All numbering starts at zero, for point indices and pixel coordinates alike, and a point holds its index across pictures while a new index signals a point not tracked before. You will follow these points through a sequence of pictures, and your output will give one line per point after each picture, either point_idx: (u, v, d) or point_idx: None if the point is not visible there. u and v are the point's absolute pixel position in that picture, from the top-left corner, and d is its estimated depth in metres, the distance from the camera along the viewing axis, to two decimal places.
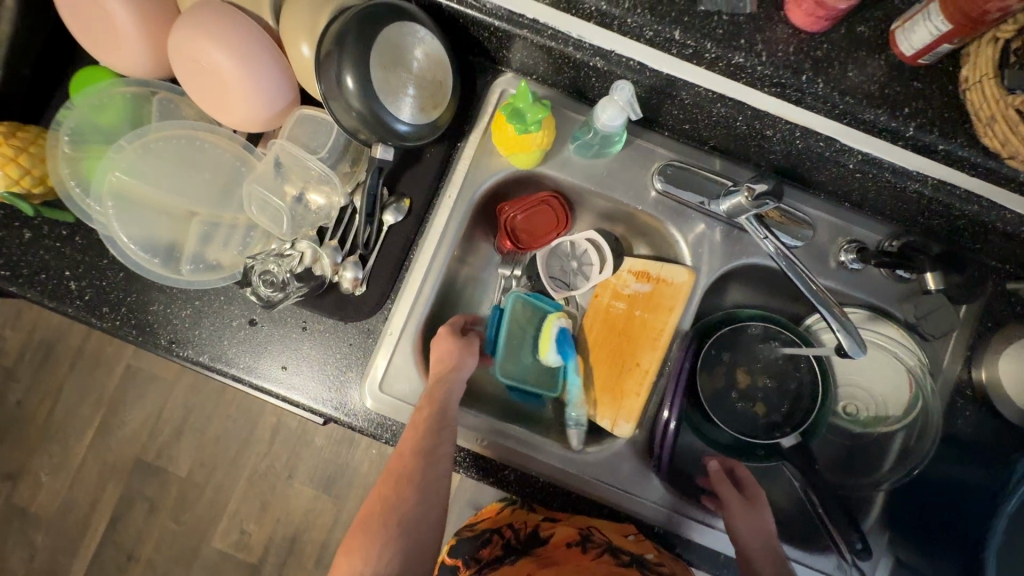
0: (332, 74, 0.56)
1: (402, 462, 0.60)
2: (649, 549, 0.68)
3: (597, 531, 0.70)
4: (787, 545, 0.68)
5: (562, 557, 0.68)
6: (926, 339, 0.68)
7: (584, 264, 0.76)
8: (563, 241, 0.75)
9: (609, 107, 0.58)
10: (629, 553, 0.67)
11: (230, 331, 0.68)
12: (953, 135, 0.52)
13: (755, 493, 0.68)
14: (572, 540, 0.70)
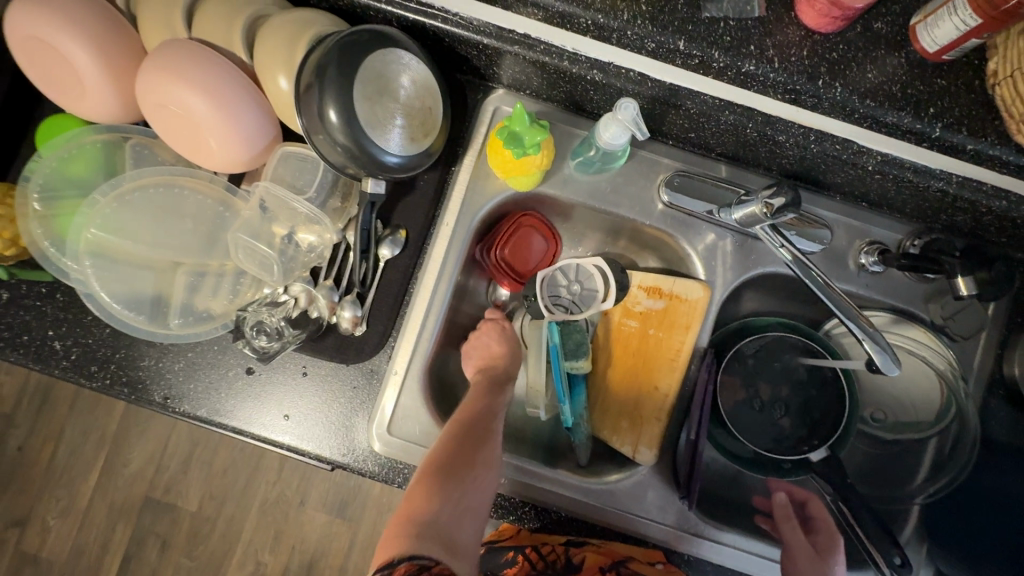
0: (314, 109, 0.52)
1: (462, 430, 0.59)
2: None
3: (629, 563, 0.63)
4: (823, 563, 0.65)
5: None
6: (954, 341, 0.66)
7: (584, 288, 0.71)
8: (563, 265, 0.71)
9: (612, 125, 0.54)
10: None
11: (226, 382, 0.65)
12: (982, 133, 0.49)
13: (830, 538, 0.66)
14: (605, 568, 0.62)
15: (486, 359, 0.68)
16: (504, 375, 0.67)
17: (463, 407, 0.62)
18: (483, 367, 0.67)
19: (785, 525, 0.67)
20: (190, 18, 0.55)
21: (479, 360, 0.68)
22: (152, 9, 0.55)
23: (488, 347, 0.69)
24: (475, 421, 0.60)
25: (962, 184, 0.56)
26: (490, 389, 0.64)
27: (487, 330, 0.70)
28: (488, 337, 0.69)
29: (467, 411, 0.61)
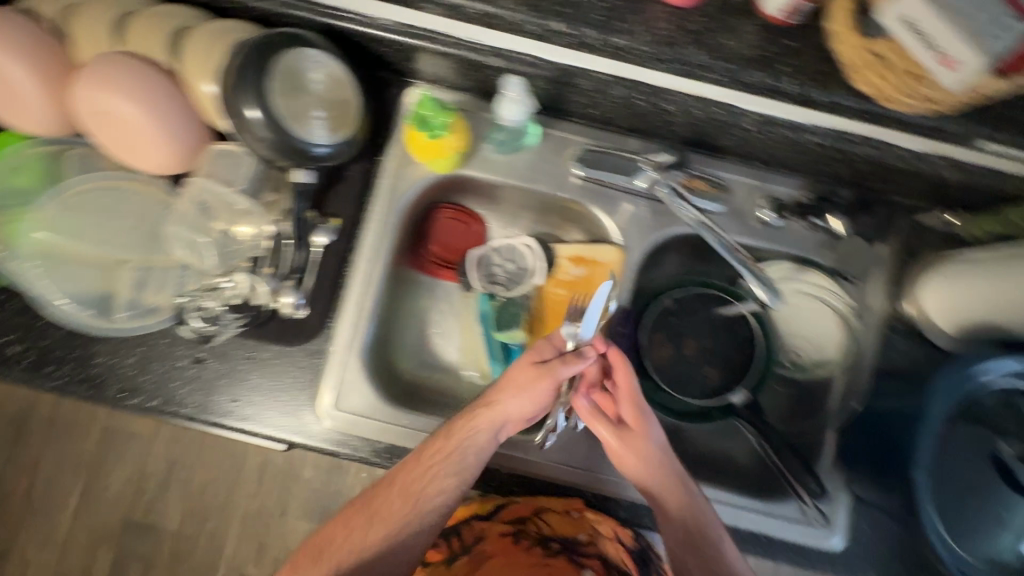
0: (236, 108, 0.57)
1: (381, 507, 0.61)
2: (582, 529, 0.68)
3: (535, 523, 0.68)
4: (751, 500, 0.69)
5: (496, 550, 0.65)
6: (852, 282, 0.72)
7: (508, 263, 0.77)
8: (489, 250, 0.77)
9: (507, 104, 0.61)
10: (561, 541, 0.66)
11: (177, 372, 0.68)
12: (831, 85, 0.54)
13: (637, 410, 0.65)
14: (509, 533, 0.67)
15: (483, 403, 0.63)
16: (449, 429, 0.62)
17: (392, 477, 0.62)
18: (474, 417, 0.63)
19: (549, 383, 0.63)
20: (118, 33, 0.60)
21: (512, 408, 0.63)
22: (86, 27, 0.60)
23: (518, 380, 0.64)
24: (399, 500, 0.60)
25: (835, 137, 0.62)
26: (445, 462, 0.61)
27: (524, 372, 0.64)
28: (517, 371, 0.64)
29: (399, 487, 0.61)
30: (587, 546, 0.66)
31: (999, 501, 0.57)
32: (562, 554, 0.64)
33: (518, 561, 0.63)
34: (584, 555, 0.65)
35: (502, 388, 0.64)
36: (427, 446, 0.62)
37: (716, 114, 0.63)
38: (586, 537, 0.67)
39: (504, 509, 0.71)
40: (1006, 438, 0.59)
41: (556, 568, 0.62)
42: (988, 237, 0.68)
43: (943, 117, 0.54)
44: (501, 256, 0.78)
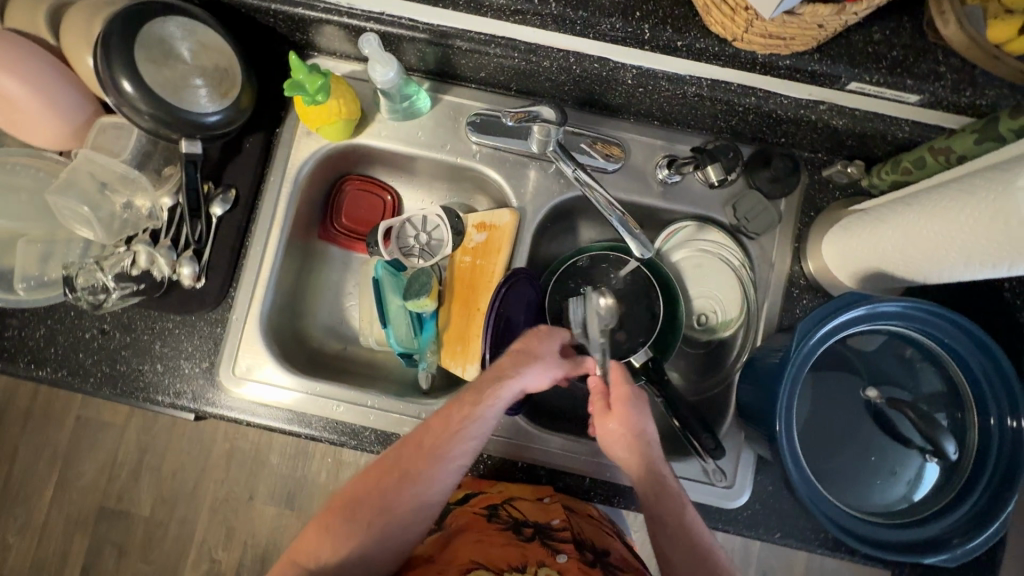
0: (106, 78, 0.58)
1: (404, 469, 0.61)
2: (556, 515, 0.66)
3: (507, 508, 0.67)
4: None
5: (469, 524, 0.67)
6: (753, 239, 0.71)
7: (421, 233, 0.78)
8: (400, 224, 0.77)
9: (375, 64, 0.61)
10: (535, 524, 0.65)
11: (84, 343, 0.70)
12: (684, 29, 0.54)
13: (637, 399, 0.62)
14: (481, 510, 0.68)
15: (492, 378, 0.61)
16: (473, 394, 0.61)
17: (407, 444, 0.62)
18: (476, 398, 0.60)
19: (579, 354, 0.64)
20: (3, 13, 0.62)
21: (530, 380, 0.62)
22: None
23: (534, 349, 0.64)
24: (423, 461, 0.61)
25: (711, 86, 0.61)
26: (460, 430, 0.60)
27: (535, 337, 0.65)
28: (536, 338, 0.64)
29: (415, 449, 0.61)
30: (560, 529, 0.64)
31: (872, 447, 0.57)
32: (535, 536, 0.63)
33: (489, 537, 0.64)
34: (557, 538, 0.63)
35: (515, 361, 0.63)
36: (439, 418, 0.61)
37: (593, 69, 0.62)
38: (560, 522, 0.65)
39: (476, 494, 0.71)
40: (884, 386, 0.58)
41: (528, 550, 0.62)
42: (887, 187, 0.66)
43: (803, 57, 0.53)
44: (415, 226, 0.78)
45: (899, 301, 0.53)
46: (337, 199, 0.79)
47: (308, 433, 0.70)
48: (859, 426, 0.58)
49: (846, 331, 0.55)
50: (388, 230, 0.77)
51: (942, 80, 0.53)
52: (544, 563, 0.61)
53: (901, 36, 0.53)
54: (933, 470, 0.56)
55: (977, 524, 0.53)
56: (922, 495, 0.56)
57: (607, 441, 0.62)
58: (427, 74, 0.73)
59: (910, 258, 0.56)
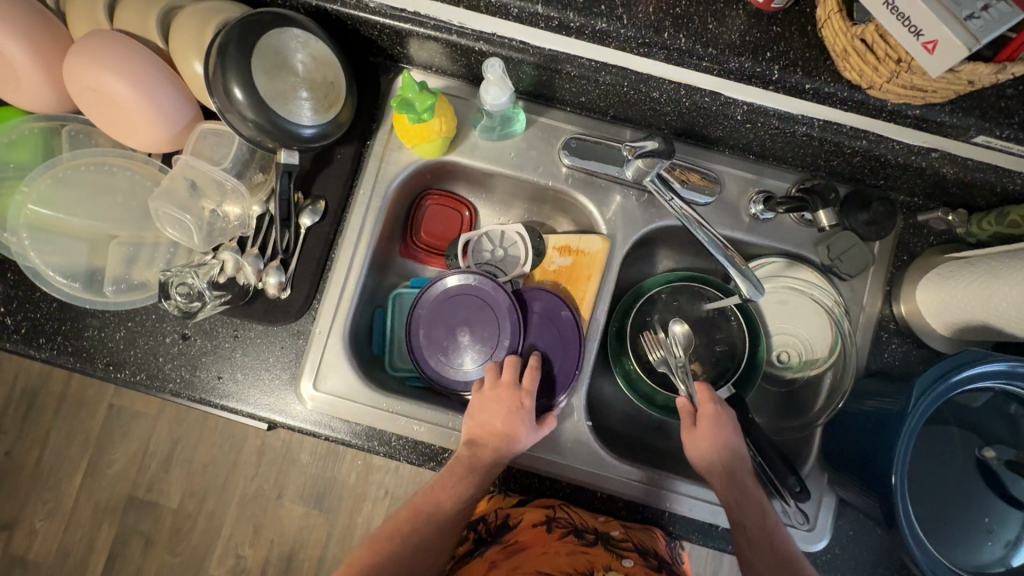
0: (220, 88, 0.58)
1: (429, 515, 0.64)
2: (615, 527, 0.71)
3: (564, 512, 0.71)
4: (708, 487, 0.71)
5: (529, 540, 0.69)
6: (845, 279, 0.71)
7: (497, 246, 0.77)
8: (481, 236, 0.76)
9: (491, 87, 0.60)
10: (595, 532, 0.71)
11: (164, 347, 0.69)
12: (815, 73, 0.53)
13: (724, 415, 0.65)
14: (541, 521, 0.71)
15: (497, 440, 0.64)
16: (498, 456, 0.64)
17: (436, 489, 0.64)
18: (492, 445, 0.64)
19: (514, 421, 0.65)
20: (112, 14, 0.62)
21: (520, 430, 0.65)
22: (79, 7, 0.62)
23: (496, 425, 0.64)
24: (450, 507, 0.64)
25: (823, 127, 0.60)
26: (482, 472, 0.64)
27: (503, 404, 0.65)
28: (492, 413, 0.65)
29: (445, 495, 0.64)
30: (621, 539, 0.70)
31: (983, 507, 0.56)
32: (597, 542, 0.69)
33: (554, 548, 0.67)
34: (619, 546, 0.69)
35: (495, 432, 0.64)
36: (470, 457, 0.64)
37: (703, 103, 0.62)
38: (620, 534, 0.71)
39: (529, 501, 0.73)
40: (999, 446, 0.57)
41: (593, 556, 0.67)
42: (988, 237, 0.65)
43: (934, 108, 0.53)
44: (492, 241, 0.77)
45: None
46: (417, 214, 0.79)
47: (386, 450, 0.70)
48: (969, 482, 0.57)
49: (980, 383, 0.55)
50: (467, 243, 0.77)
51: None
52: (610, 567, 0.66)
53: None
54: None
55: None
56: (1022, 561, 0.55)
57: (690, 444, 0.64)
58: (521, 94, 0.72)
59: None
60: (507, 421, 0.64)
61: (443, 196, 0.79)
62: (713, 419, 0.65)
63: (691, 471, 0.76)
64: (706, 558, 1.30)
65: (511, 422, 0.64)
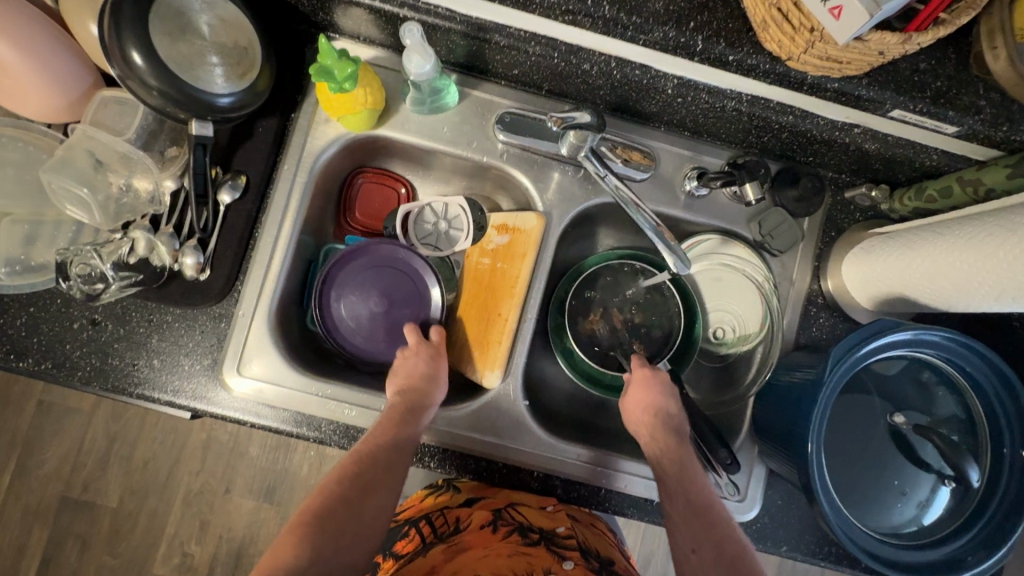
0: (116, 50, 0.53)
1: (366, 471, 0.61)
2: (561, 523, 0.70)
3: (511, 513, 0.71)
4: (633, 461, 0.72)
5: (473, 542, 0.68)
6: (775, 255, 0.71)
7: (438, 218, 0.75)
8: (422, 208, 0.75)
9: (413, 55, 0.58)
10: (540, 531, 0.69)
11: (71, 333, 0.65)
12: (737, 44, 0.52)
13: (665, 378, 0.67)
14: (486, 522, 0.70)
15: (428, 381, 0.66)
16: (426, 398, 0.65)
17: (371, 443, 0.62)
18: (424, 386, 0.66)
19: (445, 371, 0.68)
20: None
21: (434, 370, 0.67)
22: None
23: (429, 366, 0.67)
24: (391, 452, 0.62)
25: (751, 102, 0.61)
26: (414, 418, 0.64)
27: (421, 352, 0.68)
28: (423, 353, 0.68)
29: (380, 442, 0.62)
30: (565, 536, 0.69)
31: (896, 471, 0.58)
32: (540, 541, 0.67)
33: (496, 550, 0.67)
34: (562, 545, 0.68)
35: (430, 373, 0.66)
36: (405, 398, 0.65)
37: (634, 76, 0.61)
38: (565, 530, 0.70)
39: (477, 502, 0.73)
40: (908, 411, 0.59)
41: (535, 557, 0.66)
42: (908, 213, 0.67)
43: (851, 81, 0.53)
44: (435, 212, 0.76)
45: (942, 331, 0.54)
46: (347, 192, 0.76)
47: (316, 436, 0.68)
48: (881, 449, 0.59)
49: (888, 352, 0.56)
50: (407, 215, 0.76)
51: (982, 113, 0.54)
52: (550, 569, 0.65)
53: (945, 66, 0.53)
54: (944, 494, 0.57)
55: (983, 549, 0.54)
56: (933, 519, 0.57)
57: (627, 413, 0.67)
58: (454, 66, 0.70)
59: (940, 288, 0.56)
60: (426, 366, 0.67)
61: (375, 172, 0.77)
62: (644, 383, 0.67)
63: (630, 448, 0.76)
64: (657, 534, 1.32)
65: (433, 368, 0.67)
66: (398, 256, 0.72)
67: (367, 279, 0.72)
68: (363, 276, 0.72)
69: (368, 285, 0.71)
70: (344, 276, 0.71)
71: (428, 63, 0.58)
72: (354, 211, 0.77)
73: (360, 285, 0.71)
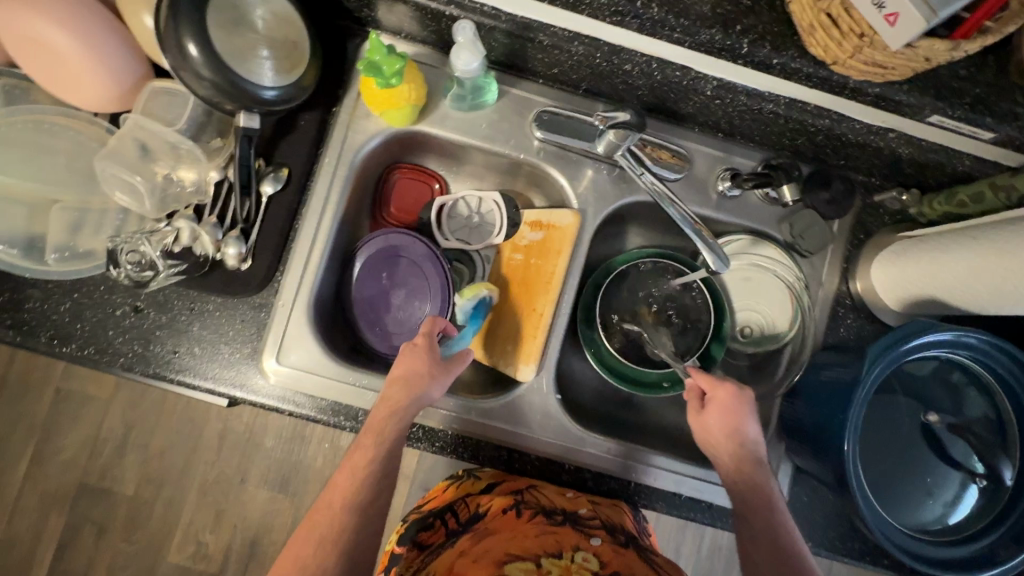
0: (172, 43, 0.54)
1: (338, 489, 0.60)
2: (582, 504, 0.69)
3: (532, 495, 0.69)
4: (662, 455, 0.73)
5: (499, 526, 0.65)
6: (804, 256, 0.73)
7: (473, 212, 0.77)
8: (455, 202, 0.77)
9: (462, 52, 0.59)
10: (563, 512, 0.67)
11: (114, 319, 0.66)
12: (782, 48, 0.54)
13: (745, 397, 0.65)
14: (508, 507, 0.67)
15: (398, 387, 0.63)
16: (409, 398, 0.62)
17: (348, 459, 0.61)
18: (395, 392, 0.62)
19: (430, 372, 0.63)
20: None
21: (412, 372, 0.63)
22: None
23: (407, 369, 0.63)
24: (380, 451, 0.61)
25: (789, 105, 0.62)
26: (386, 426, 0.62)
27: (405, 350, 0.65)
28: (407, 356, 0.64)
29: (354, 457, 0.61)
30: (588, 517, 0.67)
31: (926, 469, 0.60)
32: (565, 522, 0.66)
33: (523, 532, 0.64)
34: (587, 525, 0.66)
35: (406, 376, 0.63)
36: (380, 408, 0.63)
37: (675, 77, 0.62)
38: (587, 511, 0.68)
39: (497, 488, 0.70)
40: (940, 411, 0.60)
41: (562, 535, 0.64)
42: (938, 217, 0.68)
43: (893, 86, 0.54)
44: (468, 207, 0.77)
45: (981, 335, 0.56)
46: (381, 186, 0.77)
47: (353, 425, 0.69)
48: (913, 447, 0.60)
49: (927, 350, 0.57)
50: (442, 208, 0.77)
51: (1019, 120, 0.55)
52: (579, 546, 0.63)
53: (985, 73, 0.55)
54: (974, 492, 0.59)
55: (1013, 544, 0.56)
56: (963, 517, 0.59)
57: (703, 430, 0.66)
58: (493, 64, 0.71)
59: (973, 293, 0.58)
60: (409, 366, 0.63)
61: (407, 167, 0.78)
62: (725, 402, 0.65)
63: (656, 444, 0.78)
64: (669, 530, 1.34)
65: (415, 367, 0.63)
66: (401, 244, 0.72)
67: (377, 273, 0.72)
68: (372, 272, 0.72)
69: (379, 281, 0.72)
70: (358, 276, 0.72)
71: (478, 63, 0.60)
72: (387, 204, 0.78)
73: (374, 278, 0.72)
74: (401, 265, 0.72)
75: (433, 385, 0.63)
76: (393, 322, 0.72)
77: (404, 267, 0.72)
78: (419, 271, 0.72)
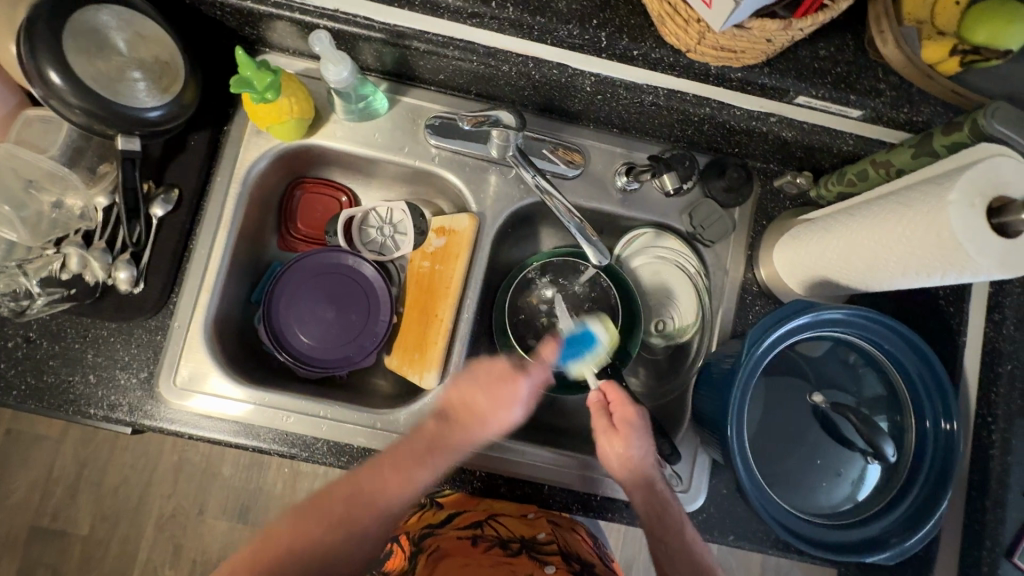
0: (31, 70, 0.54)
1: (379, 498, 0.61)
2: (542, 528, 0.72)
3: (491, 525, 0.71)
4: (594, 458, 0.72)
5: (456, 554, 0.68)
6: (708, 246, 0.72)
7: (382, 223, 0.78)
8: (365, 212, 0.77)
9: (327, 64, 0.59)
10: (521, 540, 0.69)
11: (6, 351, 0.65)
12: (639, 39, 0.55)
13: (629, 416, 0.62)
14: (466, 535, 0.70)
15: (475, 419, 0.64)
16: (473, 424, 0.63)
17: (388, 470, 0.61)
18: (465, 423, 0.64)
19: (507, 404, 0.64)
20: None
21: (499, 413, 0.64)
22: None
23: (479, 406, 0.64)
24: (337, 534, 0.60)
25: (668, 96, 0.62)
26: (452, 452, 0.63)
27: (494, 383, 0.64)
28: (480, 393, 0.64)
29: (399, 474, 0.61)
30: (545, 543, 0.69)
31: (818, 450, 0.59)
32: (521, 551, 0.68)
33: (476, 561, 0.66)
34: (542, 552, 0.68)
35: (472, 408, 0.64)
36: (438, 432, 0.63)
37: (553, 76, 0.62)
38: (546, 537, 0.71)
39: (457, 517, 0.73)
40: (832, 391, 0.60)
41: (517, 566, 0.66)
42: (833, 198, 0.68)
43: (754, 70, 0.55)
44: (379, 218, 0.78)
45: (843, 309, 0.55)
46: (285, 202, 0.77)
47: (255, 445, 0.67)
48: (806, 428, 0.59)
49: (797, 336, 0.57)
50: (351, 220, 0.77)
51: (882, 96, 0.55)
52: None
53: (845, 53, 0.55)
54: (873, 472, 0.58)
55: (907, 529, 0.55)
56: (862, 500, 0.58)
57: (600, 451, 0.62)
58: (383, 75, 0.71)
59: (852, 270, 0.57)
60: (495, 408, 0.64)
61: (308, 184, 0.78)
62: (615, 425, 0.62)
63: (579, 446, 0.77)
64: (635, 537, 1.32)
65: (495, 403, 0.64)
66: (348, 270, 0.75)
67: (313, 287, 0.75)
68: (308, 287, 0.75)
69: (314, 294, 0.74)
70: (290, 287, 0.74)
71: (344, 72, 0.59)
72: (291, 220, 0.78)
73: (308, 291, 0.74)
74: (344, 285, 0.75)
75: (508, 419, 0.64)
76: (316, 333, 0.74)
77: (347, 288, 0.75)
78: (362, 296, 0.75)
